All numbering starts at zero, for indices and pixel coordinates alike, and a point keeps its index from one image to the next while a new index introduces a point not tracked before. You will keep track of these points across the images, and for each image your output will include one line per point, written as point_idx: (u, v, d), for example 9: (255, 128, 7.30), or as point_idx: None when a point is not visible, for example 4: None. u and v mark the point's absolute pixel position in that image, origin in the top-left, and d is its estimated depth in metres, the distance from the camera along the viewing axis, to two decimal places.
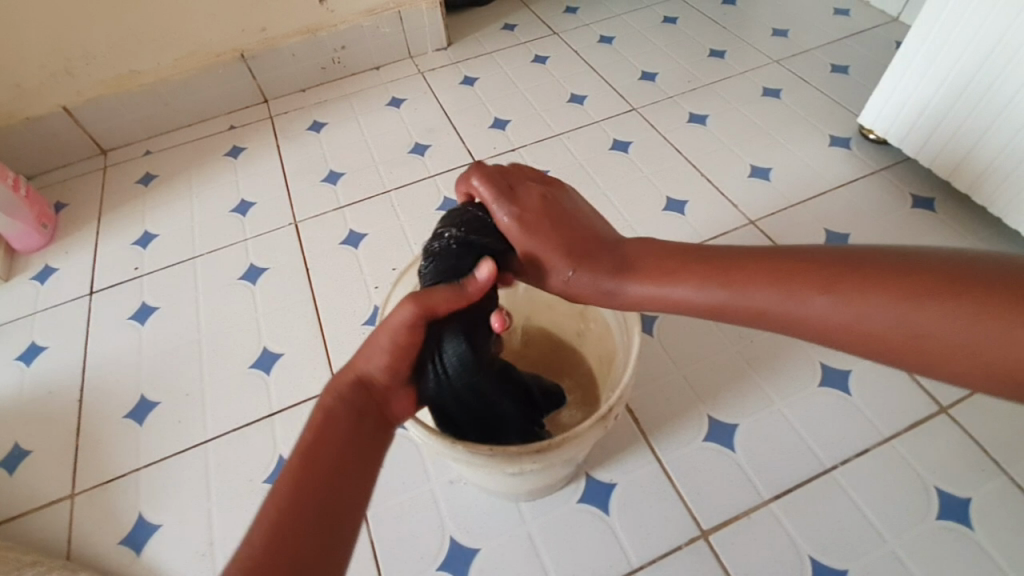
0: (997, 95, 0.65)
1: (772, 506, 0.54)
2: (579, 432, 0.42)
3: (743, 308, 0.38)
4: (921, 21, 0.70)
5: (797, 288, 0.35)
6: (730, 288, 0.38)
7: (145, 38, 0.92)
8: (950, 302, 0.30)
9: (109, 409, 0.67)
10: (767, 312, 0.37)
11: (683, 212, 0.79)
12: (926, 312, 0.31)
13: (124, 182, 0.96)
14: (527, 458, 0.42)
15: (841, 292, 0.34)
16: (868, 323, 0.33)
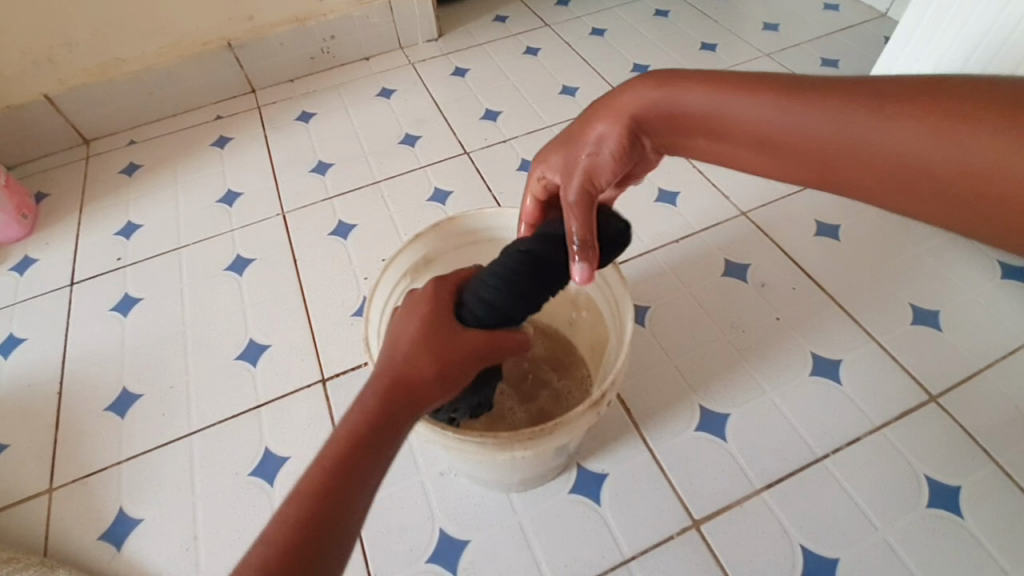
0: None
1: (764, 495, 0.54)
2: (572, 418, 0.41)
3: (770, 132, 0.36)
4: (909, 13, 0.69)
5: (781, 95, 0.35)
6: (714, 93, 0.38)
7: (128, 25, 0.90)
8: (874, 108, 0.31)
9: (90, 402, 0.66)
10: (795, 141, 0.35)
11: (675, 203, 0.78)
12: (898, 129, 0.30)
13: (107, 172, 0.93)
14: (518, 444, 0.41)
15: (814, 103, 0.33)
16: (840, 138, 0.33)
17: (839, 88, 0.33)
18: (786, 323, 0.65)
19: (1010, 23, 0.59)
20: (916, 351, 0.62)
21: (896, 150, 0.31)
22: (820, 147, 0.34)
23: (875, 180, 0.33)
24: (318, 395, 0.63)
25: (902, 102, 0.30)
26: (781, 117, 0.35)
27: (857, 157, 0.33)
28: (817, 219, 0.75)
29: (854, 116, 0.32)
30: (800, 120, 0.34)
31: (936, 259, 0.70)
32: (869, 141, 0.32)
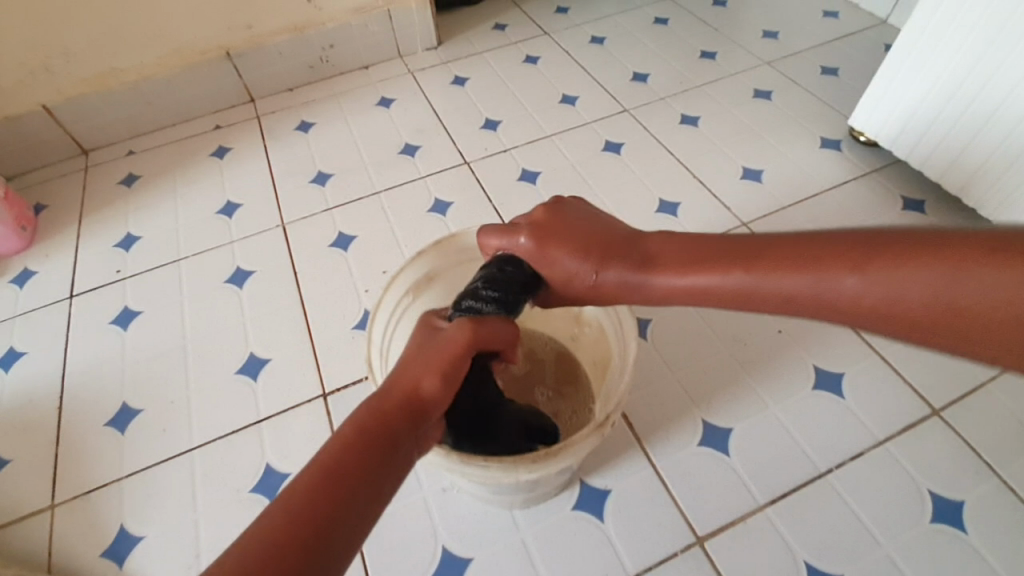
0: (992, 92, 0.64)
1: (767, 511, 0.54)
2: (576, 441, 0.41)
3: (848, 307, 0.33)
4: (915, 17, 0.69)
5: (825, 271, 0.34)
6: (754, 273, 0.36)
7: (126, 35, 0.90)
8: (939, 272, 0.30)
9: (90, 418, 0.65)
10: (882, 309, 0.32)
11: (675, 214, 0.78)
12: (977, 283, 0.29)
13: (106, 183, 0.93)
14: (523, 468, 0.41)
15: (874, 273, 0.32)
16: (907, 302, 0.31)
17: (903, 244, 0.32)
18: (788, 335, 0.65)
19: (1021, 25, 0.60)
20: (919, 364, 0.62)
21: (998, 304, 0.29)
22: (916, 315, 0.31)
23: (1007, 339, 0.29)
24: (319, 410, 0.63)
25: (985, 256, 0.29)
26: (862, 286, 0.33)
27: (977, 320, 0.30)
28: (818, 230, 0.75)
29: (940, 275, 0.30)
30: (887, 296, 0.32)
31: None
32: (957, 296, 0.30)
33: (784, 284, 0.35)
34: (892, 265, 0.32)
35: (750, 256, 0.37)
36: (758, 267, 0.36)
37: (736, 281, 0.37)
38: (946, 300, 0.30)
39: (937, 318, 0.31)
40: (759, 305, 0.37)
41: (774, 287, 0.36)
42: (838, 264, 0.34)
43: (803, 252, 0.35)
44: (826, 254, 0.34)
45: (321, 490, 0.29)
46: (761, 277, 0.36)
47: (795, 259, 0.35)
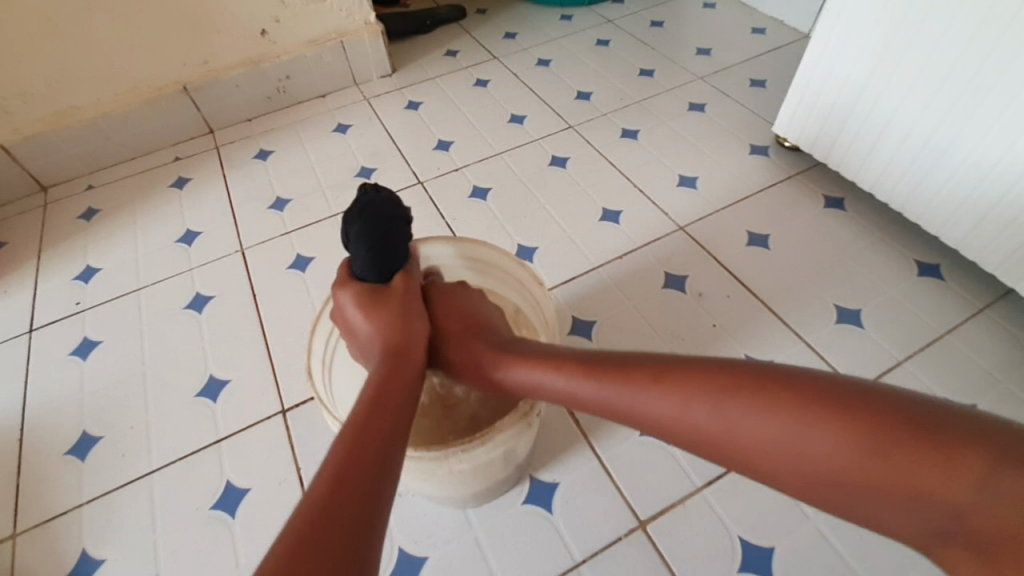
0: (894, 88, 0.70)
1: (704, 493, 0.57)
2: (501, 428, 0.43)
3: (645, 418, 0.37)
4: (823, 21, 0.75)
5: (631, 383, 0.38)
6: (579, 375, 0.40)
7: (82, 74, 0.93)
8: (728, 407, 0.34)
9: (49, 447, 0.66)
10: (669, 428, 0.36)
11: (617, 221, 0.83)
12: (764, 428, 0.32)
13: (65, 217, 0.94)
14: (452, 458, 0.43)
15: (666, 387, 0.36)
16: (698, 426, 0.34)
17: (663, 371, 0.37)
18: (722, 330, 0.70)
19: (909, 33, 0.66)
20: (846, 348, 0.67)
21: (776, 446, 0.32)
22: (711, 440, 0.34)
23: (739, 465, 0.34)
24: (276, 427, 0.65)
25: (771, 401, 0.32)
26: (663, 407, 0.36)
27: (722, 448, 0.34)
28: (748, 230, 0.80)
29: (677, 400, 0.35)
30: (677, 417, 0.35)
31: (857, 260, 0.76)
32: (742, 434, 0.33)
33: (591, 391, 0.40)
34: (686, 389, 0.35)
35: (586, 365, 0.41)
36: (567, 369, 0.41)
37: (567, 382, 0.41)
38: (730, 431, 0.33)
39: (726, 449, 0.34)
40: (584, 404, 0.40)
41: (584, 386, 0.40)
42: (642, 383, 0.37)
43: (613, 367, 0.39)
44: (605, 367, 0.40)
45: (373, 416, 0.38)
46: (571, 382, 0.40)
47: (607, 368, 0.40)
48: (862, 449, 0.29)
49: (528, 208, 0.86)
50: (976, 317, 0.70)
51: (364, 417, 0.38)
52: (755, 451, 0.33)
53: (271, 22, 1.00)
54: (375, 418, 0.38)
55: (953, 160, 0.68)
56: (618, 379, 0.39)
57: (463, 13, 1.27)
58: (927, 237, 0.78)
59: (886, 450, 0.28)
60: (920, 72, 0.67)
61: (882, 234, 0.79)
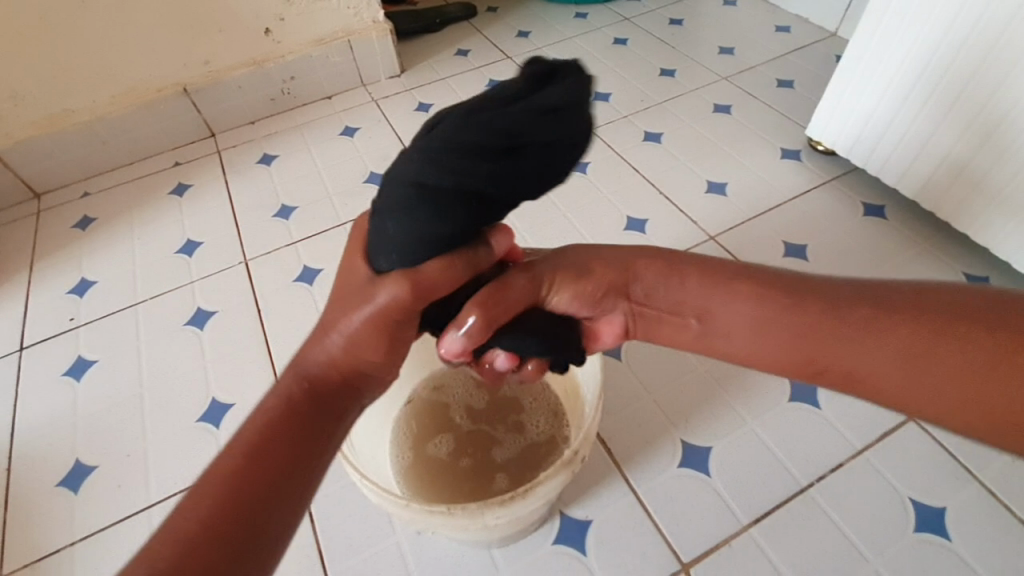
0: (948, 88, 0.65)
1: (752, 532, 0.53)
2: (545, 478, 0.39)
3: (792, 333, 0.38)
4: (866, 19, 0.70)
5: (730, 306, 0.40)
6: (707, 296, 0.41)
7: (77, 76, 0.88)
8: (843, 333, 0.37)
9: (40, 477, 0.61)
10: (844, 369, 0.37)
11: (644, 231, 0.78)
12: (880, 355, 0.36)
13: (58, 226, 0.90)
14: (491, 511, 0.39)
15: (769, 316, 0.39)
16: (811, 354, 0.38)
17: (785, 294, 0.39)
18: None
19: (963, 31, 0.61)
20: None
21: (888, 370, 0.36)
22: (834, 364, 0.38)
23: (850, 385, 0.38)
24: None
25: (897, 328, 0.35)
26: (777, 336, 0.39)
27: (827, 371, 0.38)
28: (783, 240, 0.75)
29: (798, 328, 0.38)
30: (806, 337, 0.37)
31: (901, 273, 0.71)
32: (852, 361, 0.37)
33: (747, 321, 0.40)
34: (823, 305, 0.37)
35: (705, 282, 0.41)
36: (697, 289, 0.41)
37: (688, 317, 0.42)
38: (847, 364, 0.37)
39: (838, 370, 0.38)
40: (689, 337, 0.43)
41: (723, 311, 0.40)
42: (755, 298, 0.39)
43: (750, 282, 0.40)
44: (724, 288, 0.40)
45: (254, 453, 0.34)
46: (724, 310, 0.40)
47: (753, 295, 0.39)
48: (986, 358, 0.33)
49: (548, 217, 0.81)
50: None
51: (251, 448, 0.34)
52: (873, 376, 0.37)
53: (275, 20, 0.95)
54: (272, 449, 0.34)
55: (1015, 165, 0.62)
56: (756, 295, 0.39)
57: (473, 11, 1.22)
58: (974, 247, 0.74)
59: (1008, 366, 0.33)
60: (978, 70, 0.61)
61: (927, 244, 0.74)
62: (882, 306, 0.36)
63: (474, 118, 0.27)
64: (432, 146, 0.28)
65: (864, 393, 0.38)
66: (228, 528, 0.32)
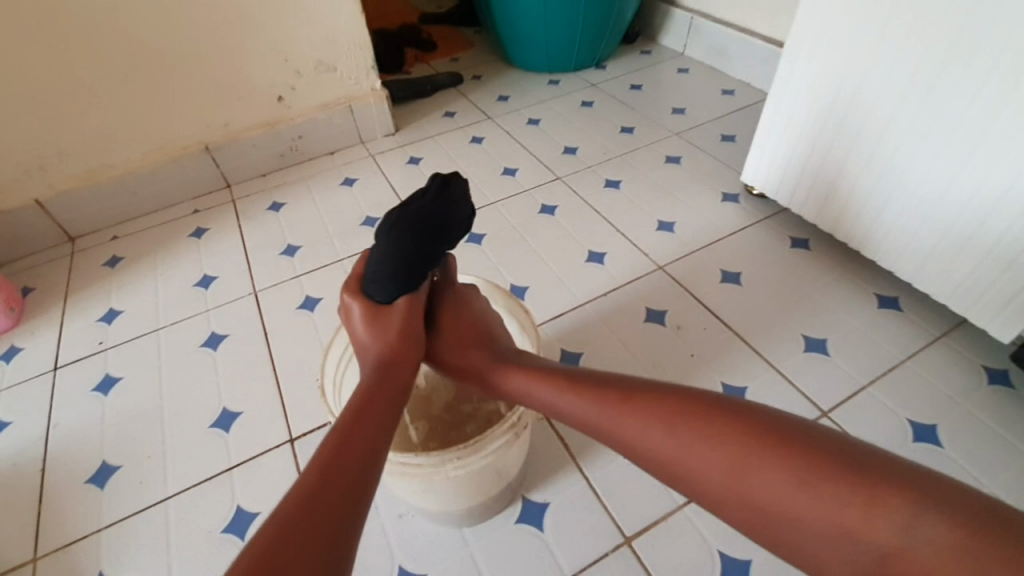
0: (842, 142, 0.78)
1: (685, 509, 0.62)
2: (492, 435, 0.47)
3: (638, 450, 0.40)
4: (775, 87, 0.84)
5: (602, 403, 0.43)
6: (579, 396, 0.45)
7: (116, 136, 1.03)
8: (687, 432, 0.38)
9: (70, 476, 0.70)
10: (661, 459, 0.39)
11: (602, 262, 0.90)
12: (707, 457, 0.37)
13: (90, 265, 1.02)
14: (449, 464, 0.47)
15: (627, 410, 0.41)
16: (652, 445, 0.39)
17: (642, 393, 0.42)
18: (700, 359, 0.76)
19: (848, 96, 0.74)
20: (812, 375, 0.73)
21: (716, 476, 0.36)
22: (669, 466, 0.39)
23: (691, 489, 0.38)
24: (285, 455, 0.69)
25: (738, 432, 0.36)
26: (636, 427, 0.41)
27: (665, 470, 0.39)
28: (722, 268, 0.87)
29: (641, 425, 0.40)
30: (666, 448, 0.39)
31: (822, 294, 0.83)
32: (690, 459, 0.37)
33: (576, 408, 0.45)
34: (646, 405, 0.41)
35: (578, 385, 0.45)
36: (550, 383, 0.47)
37: (558, 404, 0.45)
38: (681, 457, 0.38)
39: (698, 475, 0.37)
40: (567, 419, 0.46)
41: (567, 405, 0.45)
42: (611, 404, 0.43)
43: (600, 387, 0.44)
44: (604, 390, 0.44)
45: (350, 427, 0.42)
46: (559, 401, 0.46)
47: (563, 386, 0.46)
48: (788, 477, 0.34)
49: (520, 252, 0.94)
50: (933, 344, 0.76)
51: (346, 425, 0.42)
52: (719, 484, 0.36)
53: (288, 89, 1.12)
54: (350, 446, 0.41)
55: (900, 203, 0.74)
56: (613, 404, 0.43)
57: (460, 79, 1.40)
58: (885, 273, 0.86)
59: (832, 499, 0.32)
60: (861, 127, 0.75)
61: (844, 270, 0.86)
62: (686, 405, 0.39)
63: (415, 210, 0.49)
64: (396, 226, 0.49)
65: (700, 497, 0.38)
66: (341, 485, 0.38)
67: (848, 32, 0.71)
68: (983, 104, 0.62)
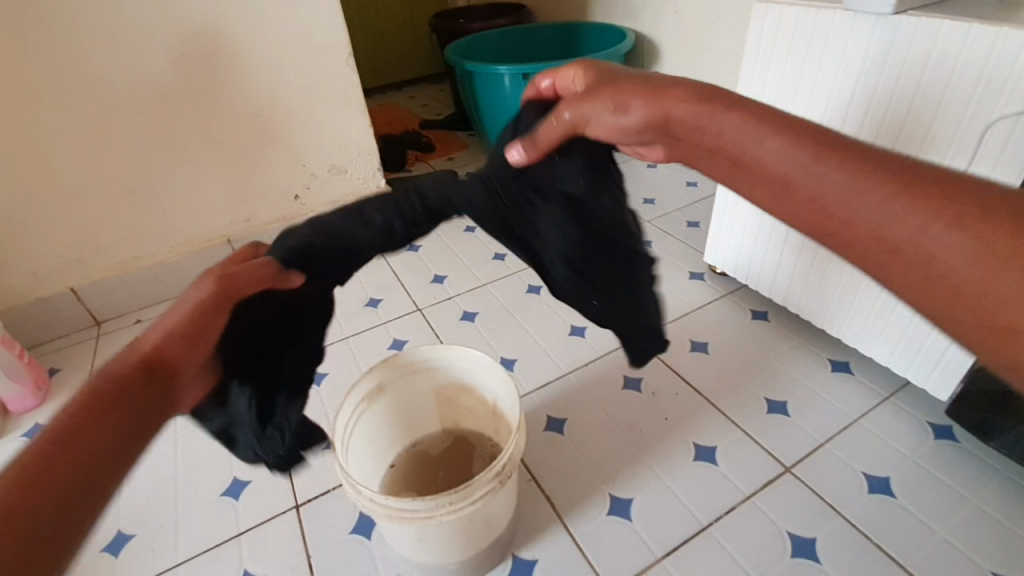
0: (778, 228, 0.91)
1: (663, 562, 0.66)
2: (478, 483, 0.55)
3: (820, 209, 0.39)
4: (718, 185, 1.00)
5: (804, 153, 0.40)
6: (791, 147, 0.41)
7: (150, 231, 1.16)
8: (888, 189, 0.36)
9: (87, 545, 0.74)
10: (851, 220, 0.38)
11: (584, 335, 1.00)
12: (907, 216, 0.35)
13: (114, 347, 1.11)
14: (442, 510, 0.54)
15: (827, 159, 0.39)
16: (832, 203, 0.39)
17: (838, 150, 0.39)
18: (673, 422, 0.83)
19: None
20: (776, 434, 0.80)
21: (908, 230, 0.35)
22: (862, 228, 0.37)
23: (878, 259, 0.37)
24: (290, 521, 0.74)
25: (956, 204, 0.34)
26: (835, 179, 0.38)
27: (848, 228, 0.38)
28: (691, 339, 0.97)
29: (845, 176, 0.38)
30: (851, 208, 0.38)
31: (782, 361, 0.92)
32: (886, 219, 0.36)
33: (774, 156, 0.41)
34: (852, 162, 0.38)
35: (796, 136, 0.41)
36: (765, 140, 0.42)
37: (765, 158, 0.42)
38: (871, 227, 0.37)
39: (881, 246, 0.37)
40: (762, 179, 0.43)
41: (759, 148, 0.42)
42: (817, 159, 0.39)
43: (823, 142, 0.40)
44: (807, 142, 0.40)
45: (94, 414, 0.38)
46: (756, 145, 0.42)
47: (777, 128, 0.42)
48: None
49: (509, 328, 1.03)
50: (883, 404, 0.84)
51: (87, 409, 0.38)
52: (912, 250, 0.36)
53: (303, 189, 1.27)
54: (98, 424, 0.37)
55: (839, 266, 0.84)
56: (830, 158, 0.39)
57: None
58: (837, 341, 0.95)
59: None
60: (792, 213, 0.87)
61: (800, 339, 0.96)
62: (902, 174, 0.37)
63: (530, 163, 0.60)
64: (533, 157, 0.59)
65: (887, 271, 0.37)
66: (70, 471, 0.35)
67: None
68: None
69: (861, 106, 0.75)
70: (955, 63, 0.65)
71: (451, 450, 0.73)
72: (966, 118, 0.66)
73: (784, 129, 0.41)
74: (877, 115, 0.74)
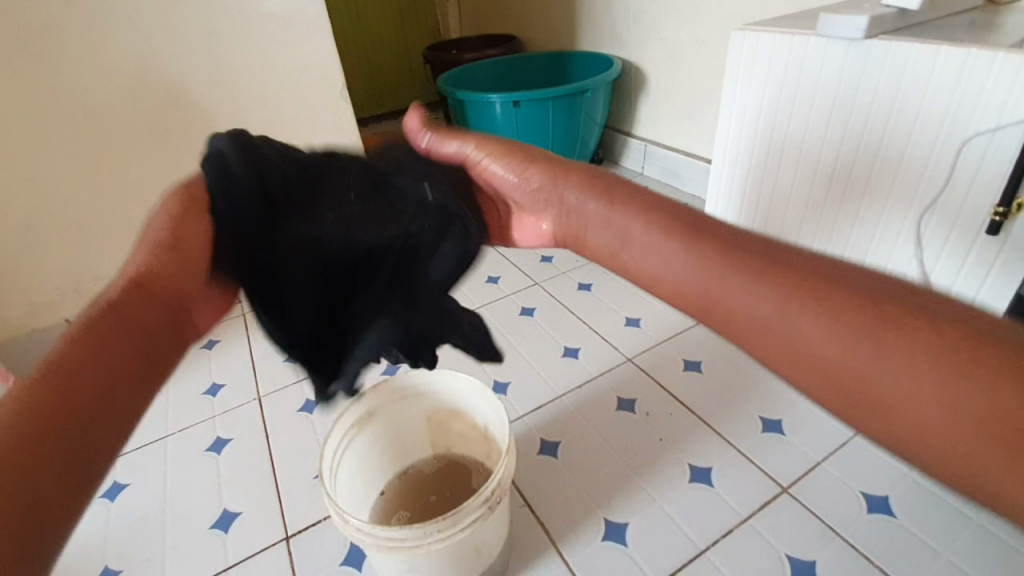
0: None
1: None
2: (467, 510, 0.54)
3: (738, 323, 0.39)
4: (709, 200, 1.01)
5: (702, 259, 0.40)
6: (693, 257, 0.40)
7: None
8: (791, 304, 0.36)
9: None
10: (761, 332, 0.38)
11: (577, 357, 0.99)
12: (817, 335, 0.35)
13: None
14: (430, 537, 0.54)
15: (719, 270, 0.39)
16: (743, 320, 0.38)
17: (727, 250, 0.40)
18: (668, 443, 0.82)
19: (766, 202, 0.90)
20: (770, 453, 0.79)
21: (820, 352, 0.35)
22: (782, 344, 0.37)
23: (805, 376, 0.36)
24: (280, 552, 0.73)
25: (872, 316, 0.33)
26: (740, 293, 0.38)
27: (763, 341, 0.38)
28: (684, 358, 0.97)
29: (747, 290, 0.38)
30: (754, 317, 0.38)
31: (775, 378, 0.91)
32: (796, 336, 0.36)
33: (678, 269, 0.41)
34: (759, 273, 0.38)
35: (710, 245, 0.40)
36: (679, 244, 0.41)
37: (675, 266, 0.41)
38: (785, 339, 0.36)
39: (813, 364, 0.35)
40: (685, 300, 0.42)
41: (662, 262, 0.42)
42: (724, 267, 0.39)
43: (716, 249, 0.40)
44: (705, 248, 0.40)
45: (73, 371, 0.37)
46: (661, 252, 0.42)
47: (684, 237, 0.42)
48: (940, 386, 0.31)
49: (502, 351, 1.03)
50: None
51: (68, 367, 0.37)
52: (838, 373, 0.34)
53: None
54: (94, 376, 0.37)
55: None
56: (729, 264, 0.39)
57: None
58: None
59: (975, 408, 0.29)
60: None
61: None
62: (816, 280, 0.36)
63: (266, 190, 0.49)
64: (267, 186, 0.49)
65: (814, 389, 0.36)
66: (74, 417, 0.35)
67: (755, 139, 0.89)
68: (866, 174, 0.77)
69: (840, 121, 0.76)
70: (927, 83, 0.67)
71: (442, 477, 0.72)
72: (944, 135, 0.67)
73: (686, 234, 0.41)
74: (857, 128, 0.75)
